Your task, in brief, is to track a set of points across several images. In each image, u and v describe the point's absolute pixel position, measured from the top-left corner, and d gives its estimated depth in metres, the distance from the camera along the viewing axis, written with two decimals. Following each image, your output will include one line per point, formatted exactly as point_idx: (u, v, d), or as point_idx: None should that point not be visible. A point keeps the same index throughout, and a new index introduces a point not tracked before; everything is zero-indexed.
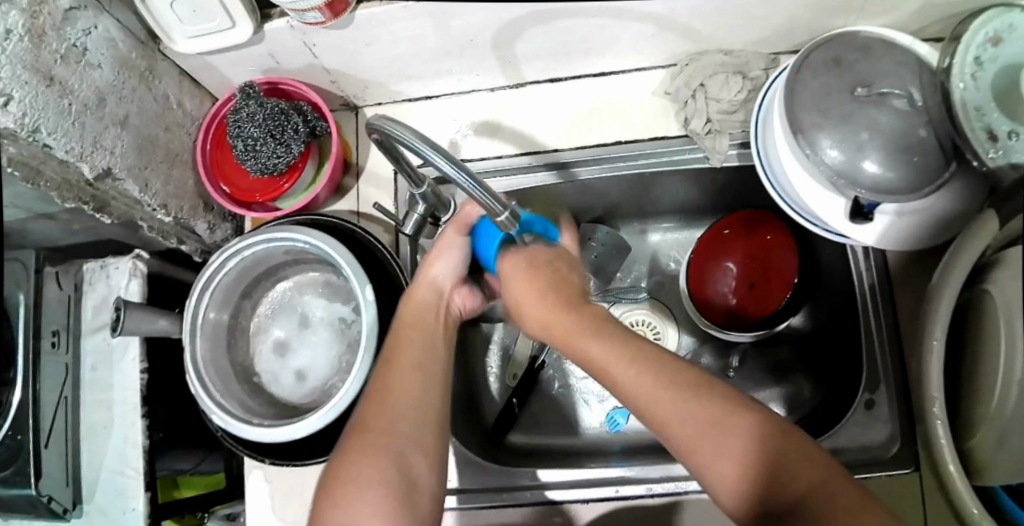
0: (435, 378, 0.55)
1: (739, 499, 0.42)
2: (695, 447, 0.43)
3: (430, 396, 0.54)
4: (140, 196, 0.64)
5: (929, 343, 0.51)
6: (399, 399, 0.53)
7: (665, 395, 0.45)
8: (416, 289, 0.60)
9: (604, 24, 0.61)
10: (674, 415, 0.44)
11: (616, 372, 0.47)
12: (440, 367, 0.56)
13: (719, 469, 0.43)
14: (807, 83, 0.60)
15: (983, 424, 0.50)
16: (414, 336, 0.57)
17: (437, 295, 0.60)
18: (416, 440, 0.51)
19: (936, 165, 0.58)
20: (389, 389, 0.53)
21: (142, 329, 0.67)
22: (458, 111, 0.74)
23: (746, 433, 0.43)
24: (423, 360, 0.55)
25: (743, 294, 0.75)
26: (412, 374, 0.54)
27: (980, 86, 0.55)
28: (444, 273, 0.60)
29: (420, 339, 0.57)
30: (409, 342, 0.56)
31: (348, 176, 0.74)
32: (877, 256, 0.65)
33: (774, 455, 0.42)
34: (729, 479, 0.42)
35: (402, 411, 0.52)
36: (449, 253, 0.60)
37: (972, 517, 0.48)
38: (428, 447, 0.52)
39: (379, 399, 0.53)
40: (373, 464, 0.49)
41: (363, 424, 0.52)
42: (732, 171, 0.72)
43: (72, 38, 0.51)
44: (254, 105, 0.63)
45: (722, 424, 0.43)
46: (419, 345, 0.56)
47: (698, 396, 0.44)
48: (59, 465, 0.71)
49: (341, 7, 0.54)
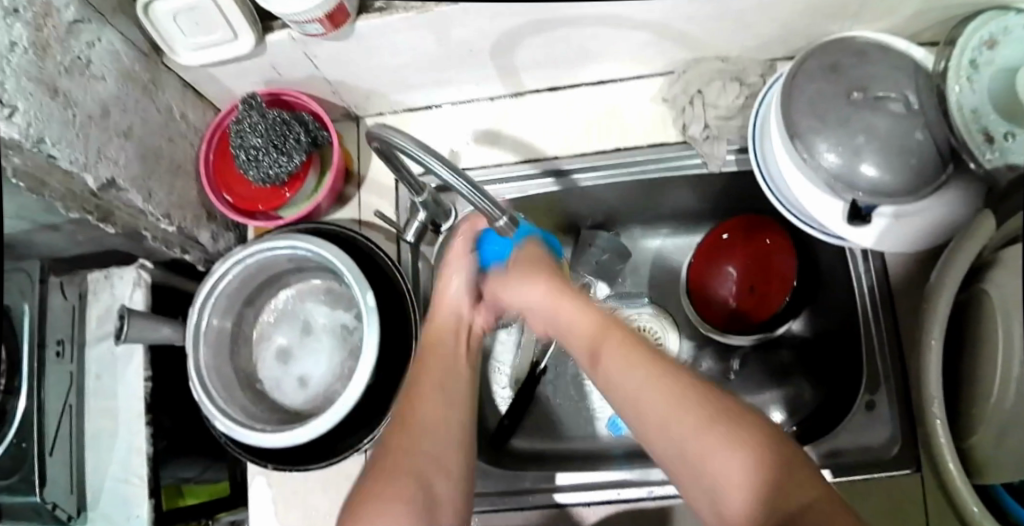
0: (456, 404, 0.57)
1: (744, 510, 0.40)
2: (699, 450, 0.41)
3: (455, 420, 0.56)
4: (144, 207, 0.64)
5: (928, 342, 0.51)
6: (424, 423, 0.55)
7: (666, 391, 0.43)
8: (437, 312, 0.61)
9: (602, 32, 0.62)
10: (677, 415, 0.42)
11: (617, 366, 0.45)
12: (463, 394, 0.59)
13: (723, 473, 0.40)
14: (804, 88, 0.61)
15: (984, 423, 0.50)
16: (439, 361, 0.59)
17: (457, 317, 0.61)
18: (441, 463, 0.53)
19: (932, 169, 0.58)
20: (415, 413, 0.55)
21: (145, 336, 0.68)
22: (459, 120, 0.75)
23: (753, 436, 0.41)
24: (447, 382, 0.58)
25: (743, 297, 0.75)
26: (436, 400, 0.56)
27: (976, 90, 0.56)
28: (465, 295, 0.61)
29: (444, 364, 0.59)
30: (433, 364, 0.58)
31: (349, 185, 0.75)
32: (876, 258, 0.66)
33: (780, 458, 0.40)
34: (736, 485, 0.40)
35: (426, 434, 0.54)
36: (463, 271, 0.61)
37: (973, 516, 0.48)
38: (451, 470, 0.54)
39: (405, 424, 0.55)
40: (401, 478, 0.51)
41: (388, 447, 0.54)
42: (731, 176, 0.73)
43: (77, 50, 0.53)
44: (256, 115, 0.63)
45: (725, 423, 0.41)
46: (444, 369, 0.58)
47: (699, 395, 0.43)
48: (63, 473, 0.71)
49: (342, 19, 0.55)
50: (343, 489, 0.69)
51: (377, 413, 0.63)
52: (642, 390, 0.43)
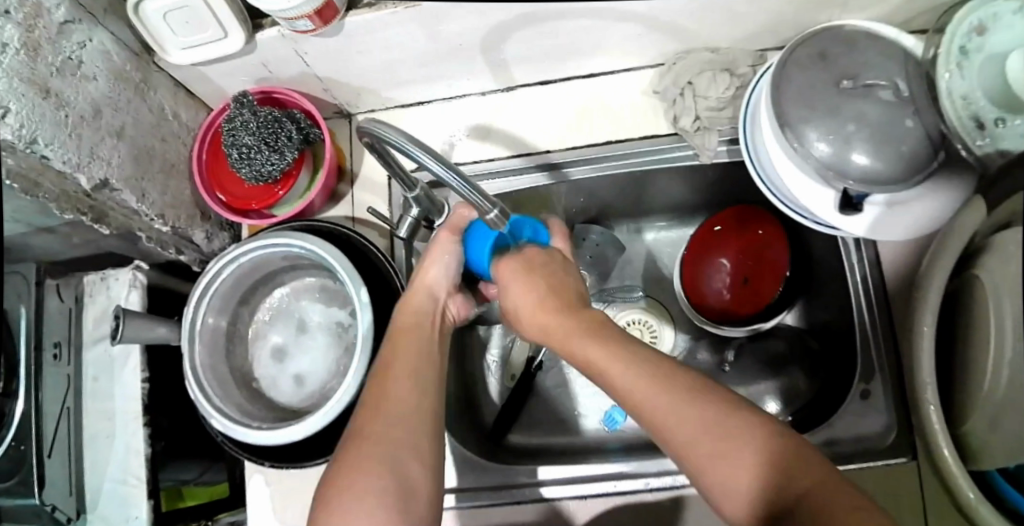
0: (427, 386, 0.55)
1: (746, 503, 0.41)
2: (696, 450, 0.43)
3: (424, 404, 0.54)
4: (138, 207, 0.65)
5: (920, 329, 0.52)
6: (394, 408, 0.53)
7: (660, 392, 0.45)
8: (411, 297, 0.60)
9: (591, 25, 0.62)
10: (676, 414, 0.44)
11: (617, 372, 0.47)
12: (435, 376, 0.56)
13: (722, 470, 0.42)
14: (793, 78, 0.61)
15: (978, 407, 0.50)
16: (409, 345, 0.57)
17: (434, 303, 0.61)
18: (412, 448, 0.51)
19: (924, 155, 0.58)
20: (385, 398, 0.53)
21: (141, 337, 0.68)
22: (450, 115, 0.75)
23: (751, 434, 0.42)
24: (418, 365, 0.55)
25: (737, 290, 0.74)
26: (404, 383, 0.54)
27: (966, 77, 0.55)
28: (439, 279, 0.61)
29: (415, 349, 0.57)
30: (405, 348, 0.56)
31: (342, 183, 0.75)
32: (869, 248, 0.66)
33: (779, 452, 0.41)
34: (737, 481, 0.41)
35: (395, 420, 0.52)
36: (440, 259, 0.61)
37: (969, 503, 0.48)
38: (422, 454, 0.52)
39: (376, 407, 0.53)
40: (372, 470, 0.48)
41: (358, 432, 0.52)
42: (723, 167, 0.73)
43: (67, 51, 0.53)
44: (248, 113, 0.63)
45: (722, 421, 0.43)
46: (415, 352, 0.56)
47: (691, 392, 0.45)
48: (63, 477, 0.71)
49: (331, 15, 0.55)
50: None
51: None
52: (641, 388, 0.46)
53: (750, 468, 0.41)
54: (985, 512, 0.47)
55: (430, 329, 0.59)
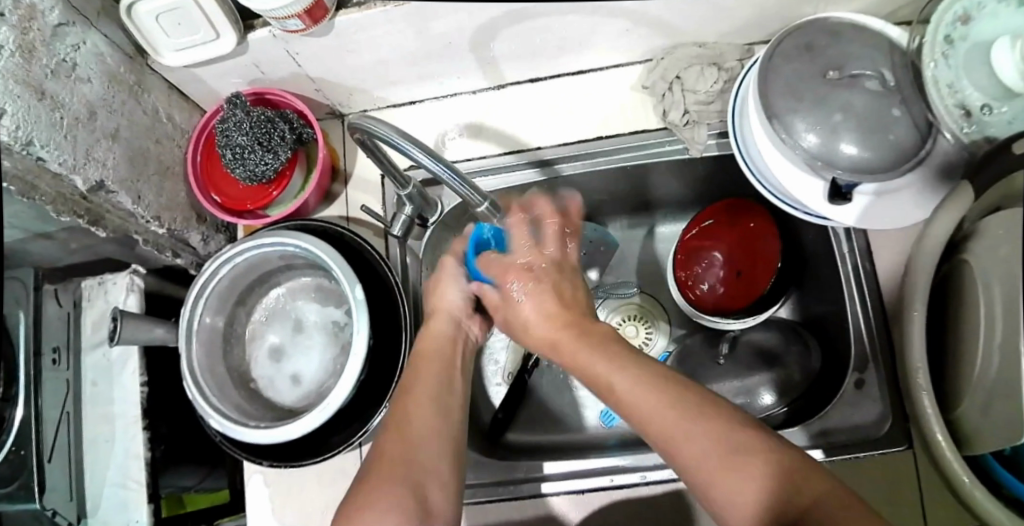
0: (449, 413, 0.57)
1: (755, 509, 0.42)
2: (704, 459, 0.44)
3: (445, 431, 0.56)
4: (134, 208, 0.65)
5: (911, 313, 0.53)
6: (416, 432, 0.55)
7: (675, 401, 0.47)
8: (433, 326, 0.64)
9: (579, 22, 0.63)
10: (687, 425, 0.46)
11: (632, 387, 0.49)
12: (456, 404, 0.58)
13: (729, 478, 0.43)
14: (780, 69, 0.61)
15: (970, 391, 0.50)
16: (433, 372, 0.59)
17: (454, 327, 0.64)
18: (433, 472, 0.53)
19: (912, 143, 0.58)
20: (407, 424, 0.55)
21: (138, 337, 0.68)
22: (442, 114, 0.76)
23: (762, 449, 0.44)
24: (438, 390, 0.58)
25: (731, 281, 0.75)
26: (426, 408, 0.56)
27: (952, 65, 0.56)
28: (460, 303, 0.65)
29: (436, 374, 0.59)
30: (424, 373, 0.59)
31: (336, 183, 0.76)
32: (860, 237, 0.66)
33: (789, 470, 0.42)
34: (747, 490, 0.42)
35: (418, 444, 0.54)
36: (454, 280, 0.65)
37: (964, 486, 0.48)
38: (443, 481, 0.53)
39: (398, 430, 0.55)
40: (392, 487, 0.50)
41: (381, 454, 0.54)
42: (713, 160, 0.73)
43: (62, 53, 0.54)
44: (241, 114, 0.64)
45: (734, 432, 0.45)
46: (436, 378, 0.59)
47: (704, 403, 0.47)
48: (62, 480, 0.71)
49: (320, 14, 0.56)
50: (339, 485, 0.70)
51: (369, 406, 0.63)
52: (651, 400, 0.47)
53: (757, 475, 0.42)
54: (979, 496, 0.47)
55: (452, 356, 0.62)
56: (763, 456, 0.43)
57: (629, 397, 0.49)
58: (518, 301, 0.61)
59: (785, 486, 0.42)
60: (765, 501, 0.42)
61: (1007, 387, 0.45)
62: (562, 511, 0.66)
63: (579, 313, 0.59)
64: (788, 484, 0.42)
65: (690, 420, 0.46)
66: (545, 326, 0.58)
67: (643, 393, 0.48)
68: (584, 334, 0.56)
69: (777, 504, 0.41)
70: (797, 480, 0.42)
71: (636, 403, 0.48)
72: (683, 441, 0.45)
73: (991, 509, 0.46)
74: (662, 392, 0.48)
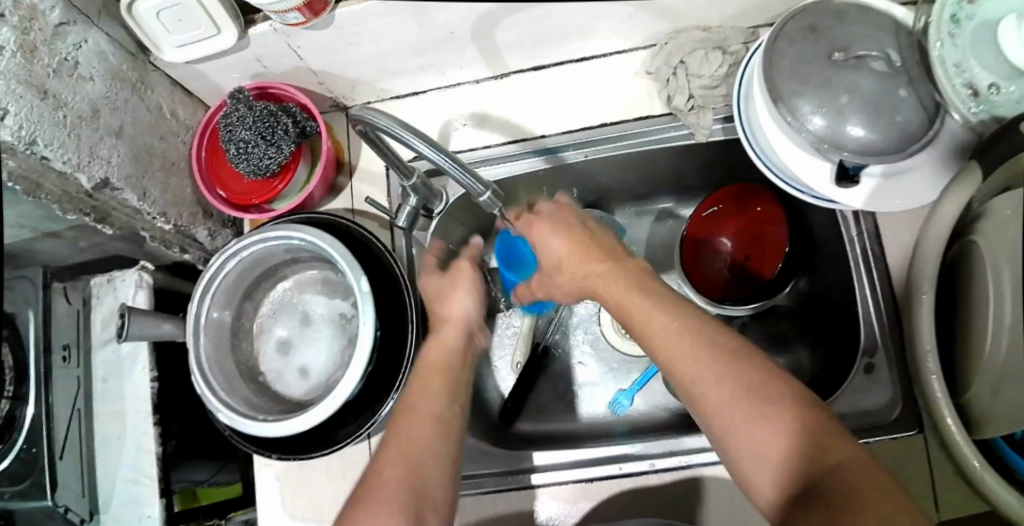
0: (449, 430, 0.53)
1: (781, 468, 0.42)
2: (731, 416, 0.44)
3: (444, 448, 0.52)
4: (140, 205, 0.65)
5: (919, 297, 0.53)
6: (416, 449, 0.51)
7: (705, 354, 0.46)
8: (436, 341, 0.60)
9: (581, 8, 0.62)
10: (708, 385, 0.45)
11: (659, 338, 0.49)
12: (459, 420, 0.55)
13: (755, 437, 0.43)
14: (785, 52, 0.60)
15: (980, 374, 0.50)
16: (438, 385, 0.56)
17: (464, 339, 0.61)
18: (432, 493, 0.49)
19: (918, 126, 0.58)
20: (407, 439, 0.51)
21: (147, 333, 0.69)
22: (446, 104, 0.76)
23: (783, 408, 0.43)
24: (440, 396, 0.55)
25: (738, 267, 0.76)
26: (432, 418, 0.53)
27: (958, 45, 0.55)
28: (468, 314, 0.63)
29: (440, 390, 0.56)
30: (426, 386, 0.56)
31: (341, 176, 0.76)
32: (868, 220, 0.66)
33: (811, 431, 0.42)
34: (773, 448, 0.42)
35: (422, 465, 0.50)
36: (466, 293, 0.64)
37: (974, 470, 0.47)
38: (443, 504, 0.49)
39: (396, 441, 0.51)
40: (389, 489, 0.48)
41: (377, 475, 0.49)
42: (719, 145, 0.73)
43: (64, 52, 0.54)
44: (244, 109, 0.64)
45: (756, 389, 0.44)
46: (441, 398, 0.55)
47: (728, 353, 0.46)
48: (75, 478, 0.72)
49: (321, 6, 0.55)
50: (348, 478, 0.70)
51: (377, 398, 0.64)
52: (677, 355, 0.47)
53: (785, 433, 0.42)
54: (990, 480, 0.47)
55: (460, 370, 0.59)
56: (784, 419, 0.42)
57: (660, 347, 0.48)
58: (545, 244, 0.60)
59: (808, 447, 0.41)
60: (790, 459, 0.42)
61: (1020, 369, 0.45)
62: (570, 501, 0.66)
63: (605, 247, 0.57)
64: (814, 445, 0.41)
65: (717, 376, 0.45)
66: (574, 264, 0.57)
67: (673, 347, 0.48)
68: (619, 272, 0.54)
69: (800, 463, 0.41)
70: (822, 438, 0.41)
71: (667, 356, 0.48)
72: (706, 399, 0.45)
73: (1000, 493, 0.46)
74: (689, 340, 0.47)
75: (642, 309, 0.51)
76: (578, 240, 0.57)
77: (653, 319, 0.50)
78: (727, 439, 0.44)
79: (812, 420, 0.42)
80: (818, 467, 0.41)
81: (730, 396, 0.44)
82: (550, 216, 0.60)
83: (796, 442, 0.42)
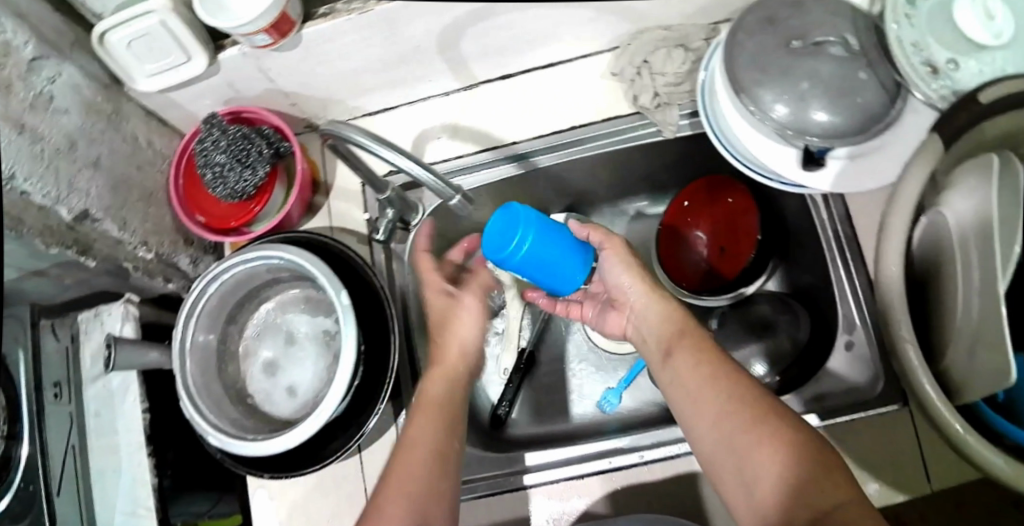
0: (448, 466, 0.56)
1: (779, 492, 0.44)
2: (747, 440, 0.46)
3: (442, 487, 0.55)
4: (121, 235, 0.66)
5: (888, 271, 0.52)
6: (416, 486, 0.54)
7: (736, 388, 0.49)
8: (439, 373, 0.62)
9: (543, 14, 0.63)
10: (731, 414, 0.48)
11: (694, 374, 0.52)
12: (455, 451, 0.57)
13: (764, 459, 0.45)
14: (744, 43, 0.61)
15: (954, 342, 0.50)
16: (435, 422, 0.58)
17: (466, 372, 0.63)
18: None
19: (881, 106, 0.58)
20: (405, 476, 0.54)
21: (134, 361, 0.69)
22: (418, 117, 0.77)
23: (795, 437, 0.45)
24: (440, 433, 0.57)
25: (715, 259, 0.75)
26: (428, 452, 0.56)
27: (915, 24, 0.57)
28: (471, 343, 0.63)
29: (438, 426, 0.57)
30: (426, 422, 0.58)
31: (318, 195, 0.77)
32: (838, 202, 0.66)
33: (821, 461, 0.44)
34: (777, 470, 0.44)
35: (420, 502, 0.53)
36: (473, 325, 0.64)
37: (957, 434, 0.46)
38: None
39: (398, 479, 0.54)
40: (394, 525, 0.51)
41: (381, 511, 0.52)
42: (688, 139, 0.74)
43: (39, 87, 0.55)
44: (218, 133, 0.65)
45: (774, 420, 0.46)
46: (439, 430, 0.57)
47: (755, 388, 0.49)
48: (74, 516, 0.71)
49: (287, 28, 0.57)
50: (341, 492, 0.70)
51: (364, 408, 0.64)
52: (709, 388, 0.50)
53: (794, 460, 0.44)
54: (974, 443, 0.46)
55: (457, 404, 0.60)
56: (796, 445, 0.45)
57: (691, 380, 0.51)
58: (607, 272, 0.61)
59: (805, 472, 0.43)
60: (790, 484, 0.44)
61: (991, 335, 0.45)
62: (563, 496, 0.66)
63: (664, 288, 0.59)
64: (820, 472, 0.43)
65: (740, 407, 0.48)
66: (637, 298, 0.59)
67: (705, 380, 0.51)
68: (674, 312, 0.57)
69: (798, 490, 0.43)
70: (829, 470, 0.43)
71: (698, 387, 0.51)
72: (728, 424, 0.48)
73: (987, 457, 0.45)
74: (722, 377, 0.50)
75: (690, 345, 0.54)
76: (636, 272, 0.59)
77: (694, 355, 0.53)
78: (740, 460, 0.46)
79: (823, 454, 0.44)
80: (817, 492, 0.42)
81: (748, 423, 0.47)
82: (619, 245, 0.61)
83: (794, 466, 0.44)
